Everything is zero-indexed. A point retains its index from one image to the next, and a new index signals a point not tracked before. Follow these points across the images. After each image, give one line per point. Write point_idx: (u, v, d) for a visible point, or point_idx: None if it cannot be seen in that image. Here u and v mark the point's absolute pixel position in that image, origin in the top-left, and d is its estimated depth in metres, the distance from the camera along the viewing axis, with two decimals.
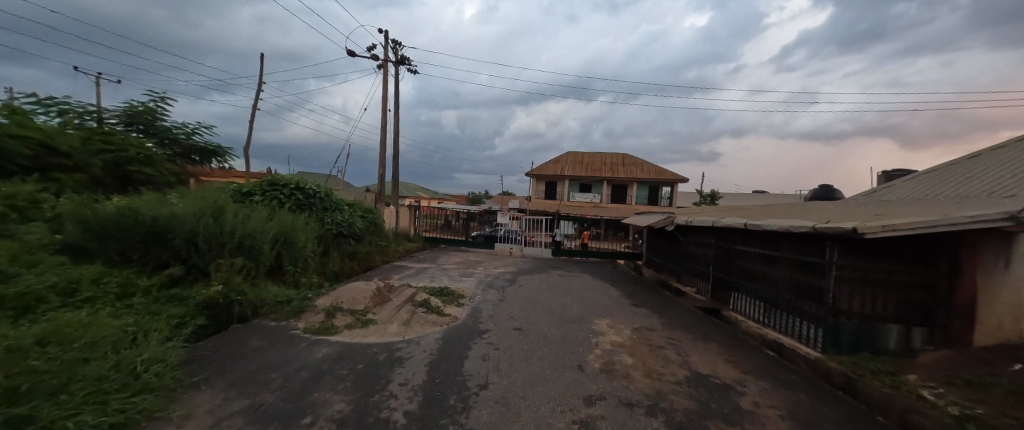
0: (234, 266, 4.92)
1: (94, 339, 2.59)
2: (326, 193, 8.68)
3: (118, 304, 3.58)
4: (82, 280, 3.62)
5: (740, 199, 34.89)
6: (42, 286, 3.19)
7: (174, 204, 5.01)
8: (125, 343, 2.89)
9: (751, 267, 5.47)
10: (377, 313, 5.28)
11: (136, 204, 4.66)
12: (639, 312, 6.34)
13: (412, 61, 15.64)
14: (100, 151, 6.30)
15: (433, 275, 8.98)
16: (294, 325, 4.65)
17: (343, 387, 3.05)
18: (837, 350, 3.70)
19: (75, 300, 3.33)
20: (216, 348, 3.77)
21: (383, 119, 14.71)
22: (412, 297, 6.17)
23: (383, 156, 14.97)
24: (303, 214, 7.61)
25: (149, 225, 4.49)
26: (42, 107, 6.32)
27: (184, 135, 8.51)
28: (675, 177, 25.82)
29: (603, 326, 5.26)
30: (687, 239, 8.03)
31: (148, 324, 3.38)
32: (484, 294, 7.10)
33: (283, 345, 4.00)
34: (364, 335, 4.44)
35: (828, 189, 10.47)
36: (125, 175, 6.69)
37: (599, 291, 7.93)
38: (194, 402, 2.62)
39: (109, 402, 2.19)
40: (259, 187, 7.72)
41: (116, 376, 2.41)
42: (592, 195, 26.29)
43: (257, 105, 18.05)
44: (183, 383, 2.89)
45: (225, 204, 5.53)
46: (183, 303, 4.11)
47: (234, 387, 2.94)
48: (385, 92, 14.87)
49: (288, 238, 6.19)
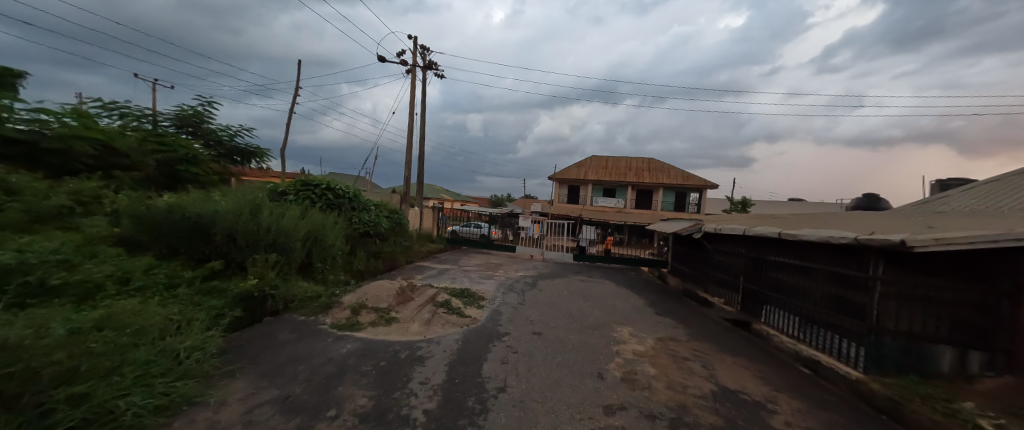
0: (269, 261, 5.17)
1: (144, 326, 2.81)
2: (355, 193, 9.00)
3: (164, 293, 3.86)
4: (135, 270, 3.92)
5: (773, 207, 33.34)
6: (102, 274, 3.52)
7: (217, 201, 5.36)
8: (170, 331, 3.10)
9: (783, 279, 5.23)
10: (399, 311, 5.40)
11: (184, 202, 5.02)
12: (662, 320, 6.15)
13: (438, 66, 15.98)
14: (153, 151, 6.91)
15: (454, 276, 9.08)
16: (321, 320, 4.83)
17: (365, 382, 3.14)
18: (880, 370, 3.46)
19: (128, 288, 3.64)
20: (249, 339, 3.96)
21: (410, 123, 15.07)
22: (433, 297, 6.26)
23: (409, 158, 15.34)
24: (332, 213, 7.93)
25: (193, 222, 4.81)
26: (105, 110, 6.96)
27: (228, 137, 9.05)
28: (702, 183, 25.00)
29: (625, 335, 5.12)
30: (715, 247, 7.76)
31: (191, 314, 3.61)
32: (504, 297, 7.12)
33: (310, 339, 4.17)
34: (386, 332, 4.56)
35: (871, 198, 9.83)
36: (174, 174, 7.23)
37: (621, 298, 7.78)
38: (229, 390, 2.78)
39: (155, 385, 2.39)
40: (292, 187, 8.07)
41: (161, 362, 2.61)
42: (616, 200, 25.77)
43: (292, 109, 19.18)
44: (220, 371, 3.07)
45: (261, 203, 5.83)
46: (222, 295, 4.36)
47: (266, 378, 3.08)
48: (413, 96, 15.25)
49: (317, 237, 6.42)
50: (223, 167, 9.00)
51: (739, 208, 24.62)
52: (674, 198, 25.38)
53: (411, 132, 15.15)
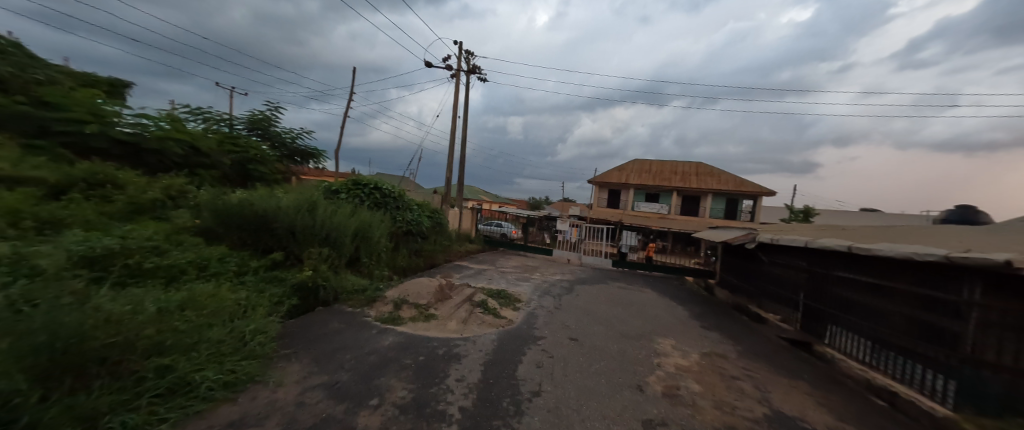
0: (322, 255, 5.55)
1: (217, 308, 3.17)
2: (400, 193, 9.41)
3: (234, 279, 4.28)
4: (212, 258, 4.41)
5: (840, 218, 30.21)
6: (185, 261, 4.01)
7: (279, 198, 5.87)
8: (239, 314, 3.45)
9: (851, 297, 4.73)
10: (438, 309, 5.56)
11: (253, 197, 5.57)
12: (709, 335, 5.79)
13: (482, 70, 16.29)
14: (229, 152, 7.87)
15: (491, 277, 9.18)
16: (366, 313, 5.09)
17: (405, 375, 3.26)
18: (977, 409, 3.03)
19: (206, 273, 4.10)
20: (303, 326, 4.27)
21: (453, 125, 15.50)
22: (470, 297, 6.37)
23: (451, 159, 15.77)
24: (379, 212, 8.35)
25: (260, 216, 5.32)
26: (193, 115, 7.88)
27: (291, 139, 9.85)
28: (757, 189, 23.28)
29: (667, 347, 4.88)
30: (771, 259, 7.18)
31: (256, 299, 3.97)
32: (540, 300, 7.07)
33: (356, 329, 4.41)
34: (425, 328, 4.72)
35: (966, 210, 8.58)
36: (245, 172, 8.09)
37: (663, 309, 7.43)
38: (286, 372, 3.02)
39: (224, 362, 2.69)
40: (344, 186, 8.59)
41: (230, 342, 2.92)
42: (660, 206, 24.69)
43: (346, 113, 20.53)
44: (279, 354, 3.34)
45: (317, 200, 6.28)
46: (281, 284, 4.77)
47: (317, 363, 3.31)
48: (457, 100, 15.67)
49: (365, 233, 6.79)
50: (286, 166, 9.81)
51: (800, 217, 22.56)
52: (725, 205, 23.83)
53: (454, 135, 15.58)
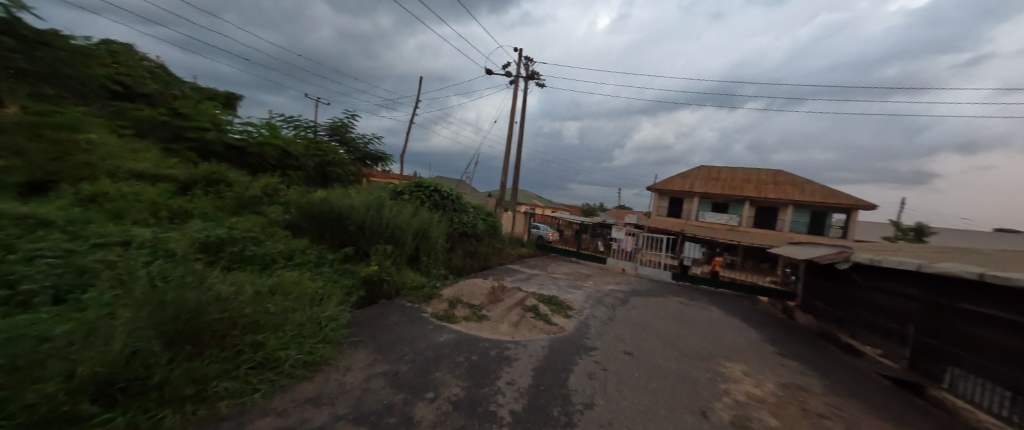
0: (386, 251, 5.96)
1: (300, 294, 3.56)
2: (457, 196, 9.80)
3: (313, 269, 4.79)
4: (297, 249, 4.97)
5: (964, 239, 25.22)
6: (276, 251, 4.59)
7: (353, 197, 6.44)
8: (317, 301, 3.85)
9: (982, 335, 3.90)
10: (490, 310, 5.67)
11: (331, 196, 6.19)
12: (787, 363, 5.16)
13: (541, 75, 16.38)
14: (313, 155, 8.85)
15: (542, 282, 9.13)
16: (424, 309, 5.36)
17: (459, 372, 3.36)
18: None
19: (291, 263, 4.63)
20: (368, 317, 4.62)
21: (510, 131, 15.77)
22: (522, 301, 6.39)
23: (507, 164, 16.04)
24: (437, 213, 8.77)
25: (337, 213, 5.90)
26: (286, 123, 8.99)
27: (364, 144, 10.77)
28: (850, 202, 20.48)
29: (736, 373, 4.44)
30: (869, 283, 6.21)
31: (331, 289, 4.39)
32: (593, 309, 6.87)
33: (415, 324, 4.65)
34: (478, 328, 4.83)
35: None
36: (325, 173, 9.01)
37: (731, 329, 6.78)
38: (353, 357, 3.29)
39: (304, 344, 3.02)
40: (408, 188, 9.15)
41: (310, 325, 3.26)
42: (728, 217, 22.68)
43: (411, 120, 21.94)
44: (349, 340, 3.66)
45: (385, 200, 6.78)
46: (351, 276, 5.21)
47: (380, 352, 3.56)
48: (515, 106, 15.93)
49: (425, 233, 7.16)
50: (358, 169, 10.74)
51: (908, 236, 19.26)
52: (808, 218, 21.17)
53: (510, 140, 15.84)
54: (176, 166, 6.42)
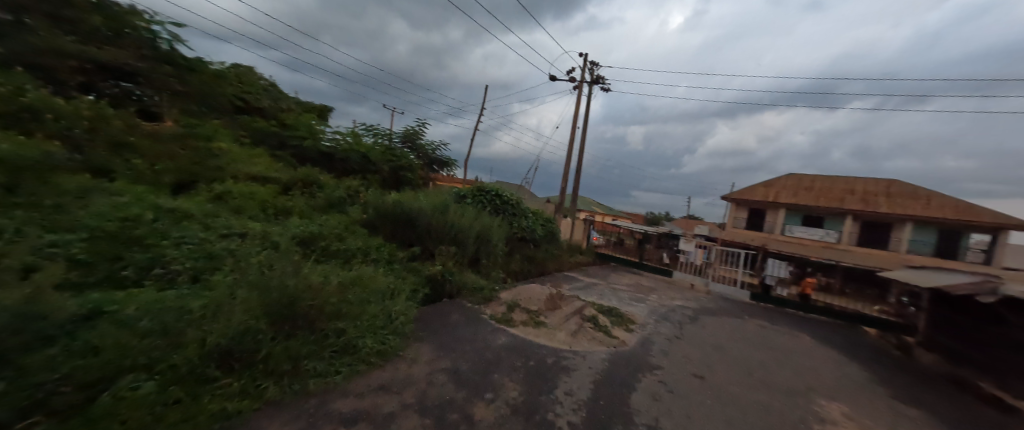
0: (449, 252, 6.24)
1: (375, 288, 3.89)
2: (517, 201, 9.92)
3: (385, 265, 5.18)
4: (372, 246, 5.43)
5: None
6: (355, 248, 5.07)
7: (421, 200, 6.86)
8: (389, 295, 4.16)
9: None
10: (547, 317, 5.61)
11: (403, 199, 6.67)
12: (903, 410, 4.30)
13: (606, 79, 15.98)
14: (388, 160, 9.63)
15: (602, 292, 8.81)
16: (483, 310, 5.48)
17: (516, 376, 3.37)
18: None
19: (367, 259, 5.08)
20: (432, 314, 4.86)
21: (572, 136, 15.58)
22: (580, 310, 6.23)
23: (568, 170, 15.85)
24: (498, 217, 8.96)
25: (407, 214, 6.34)
26: (367, 131, 9.93)
27: (432, 150, 11.45)
28: (994, 219, 16.82)
29: (834, 414, 3.81)
30: None
31: (400, 285, 4.71)
32: (657, 325, 6.43)
33: (474, 324, 4.78)
34: (535, 334, 4.82)
35: None
36: (398, 177, 9.74)
37: (826, 362, 5.87)
38: (418, 351, 3.48)
39: (377, 334, 3.28)
40: (470, 192, 9.49)
41: (382, 318, 3.54)
42: (823, 232, 19.79)
43: (476, 127, 22.82)
44: (415, 334, 3.88)
45: (449, 203, 7.12)
46: (418, 274, 5.54)
47: (442, 348, 3.71)
48: (578, 111, 15.72)
49: (485, 236, 7.35)
50: (426, 173, 11.43)
51: None
52: (934, 237, 17.59)
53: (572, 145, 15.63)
54: (280, 169, 7.44)
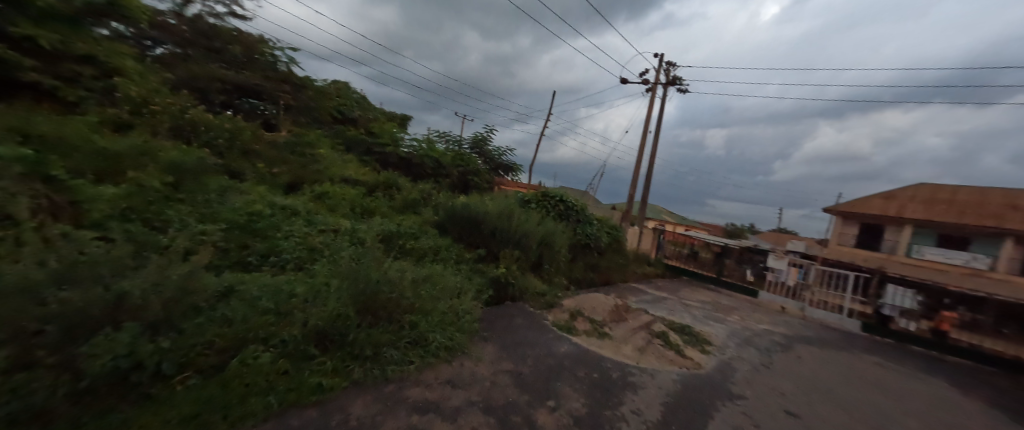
0: (513, 256, 6.34)
1: (444, 286, 4.11)
2: (582, 207, 9.74)
3: (453, 265, 5.45)
4: (442, 246, 5.75)
5: None
6: (427, 247, 5.42)
7: (487, 204, 7.09)
8: (456, 293, 4.35)
9: None
10: (612, 328, 5.39)
11: (471, 202, 6.96)
12: None
13: (683, 80, 14.96)
14: (458, 165, 10.14)
15: (672, 307, 8.19)
16: (545, 316, 5.45)
17: (580, 387, 3.29)
18: None
19: (437, 258, 5.39)
20: (495, 315, 4.97)
21: (643, 141, 14.84)
22: (648, 324, 5.87)
23: (637, 176, 15.11)
24: (562, 223, 8.88)
25: (474, 217, 6.59)
26: (440, 138, 10.59)
27: (499, 156, 11.79)
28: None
29: None
30: None
31: (466, 284, 4.91)
32: (738, 349, 5.78)
33: (537, 329, 4.78)
34: (599, 345, 4.65)
35: None
36: (466, 181, 10.19)
37: (969, 417, 4.72)
38: (483, 350, 3.58)
39: (446, 330, 3.45)
40: (535, 197, 9.56)
41: (451, 315, 3.72)
42: (966, 255, 16.00)
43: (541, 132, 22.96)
44: (480, 333, 4.01)
45: (514, 208, 7.24)
46: (483, 275, 5.72)
47: (505, 350, 3.77)
48: (651, 114, 14.93)
49: (549, 242, 7.32)
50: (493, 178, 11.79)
51: None
52: None
53: (643, 150, 14.87)
54: (365, 173, 8.27)
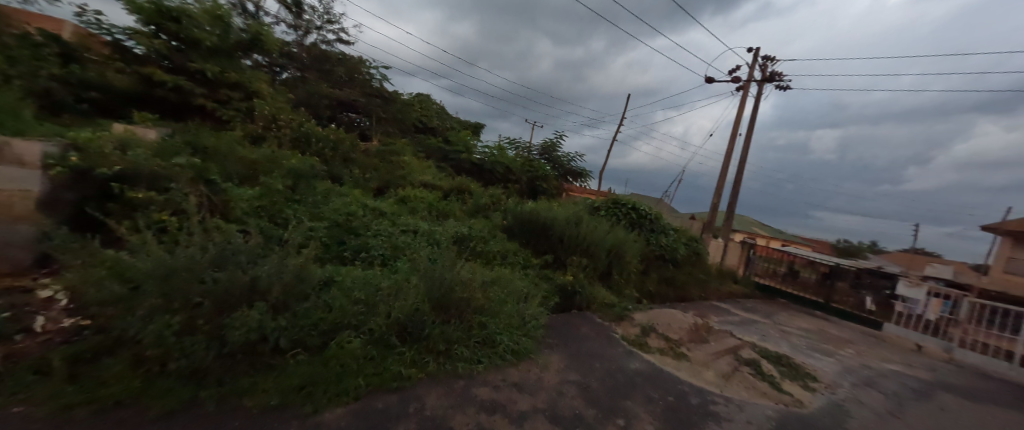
0: (581, 264, 6.20)
1: (512, 290, 4.18)
2: (657, 216, 9.13)
3: (521, 270, 5.52)
4: (510, 250, 5.87)
5: None
6: (496, 251, 5.58)
7: (556, 210, 7.05)
8: (523, 298, 4.40)
9: None
10: (690, 349, 4.92)
11: (539, 208, 6.99)
12: None
13: (782, 75, 13.20)
14: (527, 171, 10.26)
15: (764, 332, 7.20)
16: (614, 329, 5.20)
17: (653, 409, 3.05)
18: None
19: (506, 262, 5.52)
20: (562, 323, 4.90)
21: (730, 144, 13.41)
22: (734, 348, 5.24)
23: (723, 183, 13.69)
24: (634, 232, 8.43)
25: (543, 223, 6.61)
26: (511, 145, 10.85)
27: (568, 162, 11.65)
28: None
29: None
30: None
31: (533, 290, 4.92)
32: (853, 391, 4.83)
33: (606, 342, 4.58)
34: (675, 366, 4.28)
35: None
36: (535, 187, 10.27)
37: None
38: (549, 358, 3.55)
39: (513, 333, 3.51)
40: (605, 204, 9.23)
41: (518, 319, 3.77)
42: None
43: None
44: (546, 340, 3.99)
45: (583, 215, 7.09)
46: (550, 282, 5.69)
47: (572, 361, 3.68)
48: (741, 115, 13.44)
49: (619, 251, 7.00)
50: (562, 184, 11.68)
51: None
52: None
53: (730, 155, 13.44)
54: (441, 178, 8.83)
